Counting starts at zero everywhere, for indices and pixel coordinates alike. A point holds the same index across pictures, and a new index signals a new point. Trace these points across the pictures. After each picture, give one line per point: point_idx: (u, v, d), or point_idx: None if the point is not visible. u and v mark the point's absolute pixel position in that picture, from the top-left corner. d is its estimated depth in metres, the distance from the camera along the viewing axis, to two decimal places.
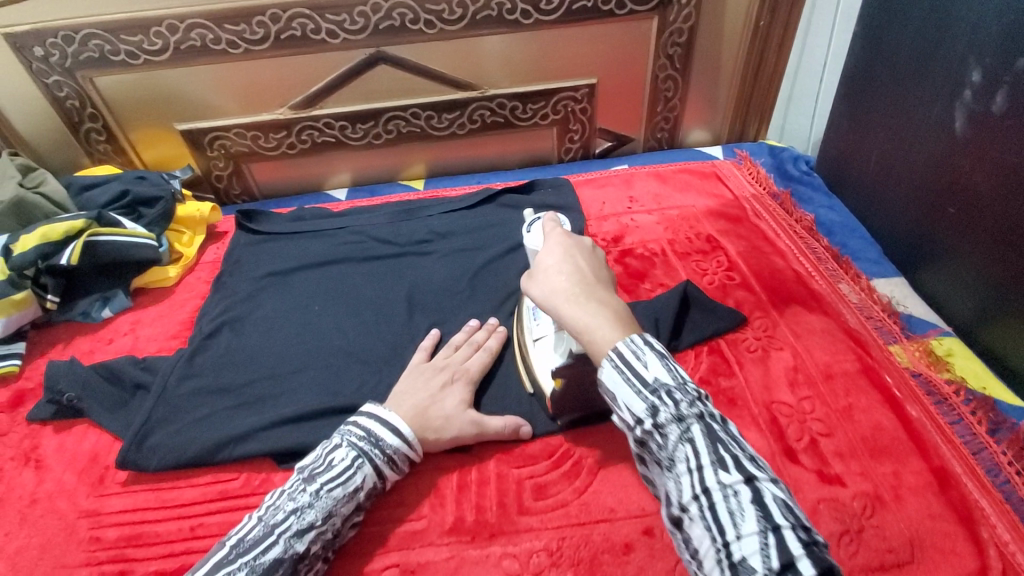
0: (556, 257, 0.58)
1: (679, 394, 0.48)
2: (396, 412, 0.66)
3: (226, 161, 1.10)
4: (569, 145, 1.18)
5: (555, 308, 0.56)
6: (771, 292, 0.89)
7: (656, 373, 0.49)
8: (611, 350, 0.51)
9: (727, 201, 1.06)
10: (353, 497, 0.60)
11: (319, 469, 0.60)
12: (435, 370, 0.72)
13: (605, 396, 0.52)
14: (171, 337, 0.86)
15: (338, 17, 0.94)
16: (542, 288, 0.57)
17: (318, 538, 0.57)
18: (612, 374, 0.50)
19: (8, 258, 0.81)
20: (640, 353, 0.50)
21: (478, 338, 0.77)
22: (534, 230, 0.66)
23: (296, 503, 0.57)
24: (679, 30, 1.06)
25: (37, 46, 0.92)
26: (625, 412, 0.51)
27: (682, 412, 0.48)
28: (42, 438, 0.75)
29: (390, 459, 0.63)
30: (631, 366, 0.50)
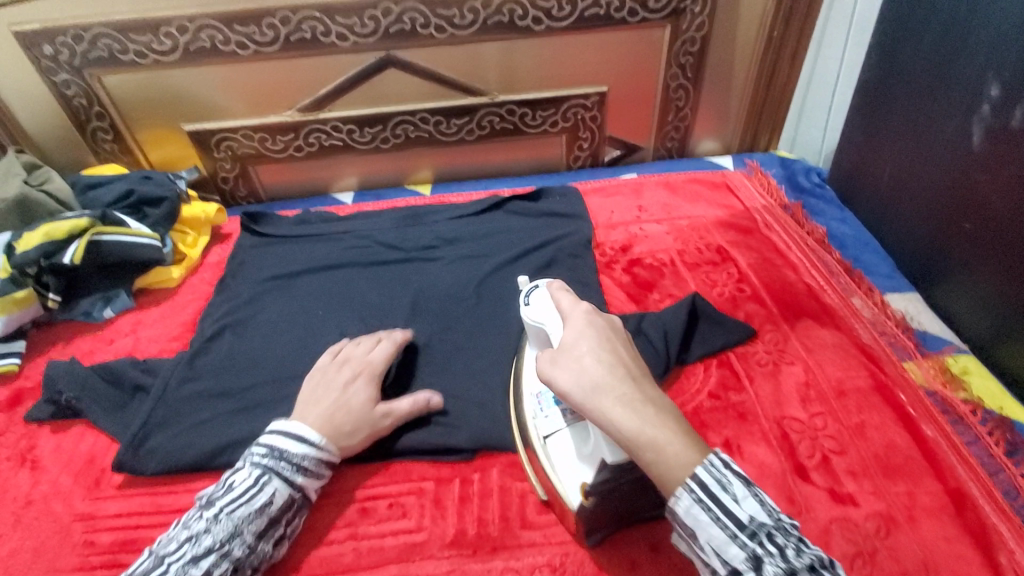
0: (590, 346, 0.54)
1: (778, 534, 0.46)
2: (303, 421, 0.64)
3: (233, 163, 1.09)
4: (577, 153, 1.17)
5: (596, 406, 0.51)
6: (783, 305, 0.88)
7: (749, 512, 0.46)
8: (689, 478, 0.47)
9: (737, 212, 1.05)
10: (261, 513, 0.57)
11: (219, 492, 0.58)
12: (337, 370, 0.69)
13: (688, 540, 0.49)
14: (172, 339, 0.85)
15: (349, 20, 0.94)
16: (578, 380, 0.52)
17: (221, 562, 0.54)
18: (698, 510, 0.47)
19: (11, 256, 0.80)
20: (725, 481, 0.47)
21: (377, 331, 0.75)
22: (534, 302, 0.63)
23: (192, 530, 0.55)
24: (691, 38, 1.05)
25: (46, 44, 0.92)
26: (717, 558, 0.47)
27: (790, 559, 0.44)
28: (39, 438, 0.74)
29: (300, 469, 0.61)
30: (719, 502, 0.47)
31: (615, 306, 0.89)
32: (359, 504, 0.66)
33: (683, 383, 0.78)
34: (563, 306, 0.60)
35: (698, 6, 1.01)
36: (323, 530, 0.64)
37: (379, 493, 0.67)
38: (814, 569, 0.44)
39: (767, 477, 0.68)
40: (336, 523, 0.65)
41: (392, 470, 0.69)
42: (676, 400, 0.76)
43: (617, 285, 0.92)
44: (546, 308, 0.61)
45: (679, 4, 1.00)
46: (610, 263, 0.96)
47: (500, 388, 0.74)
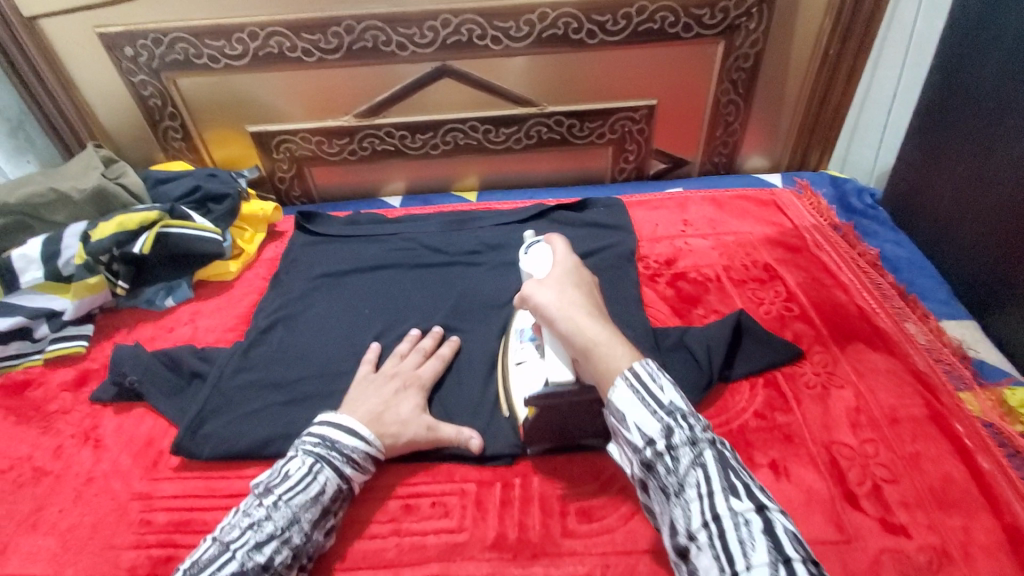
0: (571, 277, 0.63)
1: (690, 417, 0.54)
2: (351, 415, 0.67)
3: (290, 164, 1.14)
4: (623, 165, 1.18)
5: (571, 316, 0.59)
6: (833, 327, 0.86)
7: (671, 398, 0.54)
8: (628, 369, 0.55)
9: (786, 230, 1.03)
10: (316, 502, 0.60)
11: (276, 481, 0.60)
12: (386, 380, 0.72)
13: (613, 419, 0.55)
14: (228, 330, 0.89)
15: (409, 30, 0.97)
16: (559, 299, 0.60)
17: (282, 549, 0.57)
18: (629, 393, 0.54)
19: (86, 243, 0.85)
20: (655, 375, 0.55)
21: (426, 346, 0.79)
22: (532, 253, 0.68)
23: (252, 517, 0.58)
24: (745, 54, 1.04)
25: (127, 47, 0.98)
26: (636, 434, 0.54)
27: (695, 434, 0.53)
28: (102, 418, 0.77)
29: (349, 460, 0.63)
30: (648, 388, 0.54)
31: (658, 320, 0.89)
32: (402, 501, 0.67)
33: (728, 401, 0.77)
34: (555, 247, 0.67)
35: (753, 22, 1.01)
36: (366, 524, 0.66)
37: (421, 492, 0.68)
38: (712, 446, 0.53)
39: (814, 502, 0.67)
40: (379, 517, 0.66)
41: (434, 470, 0.70)
42: (720, 417, 0.75)
43: (660, 299, 0.92)
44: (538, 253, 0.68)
45: (734, 20, 1.00)
46: (653, 276, 0.95)
47: None
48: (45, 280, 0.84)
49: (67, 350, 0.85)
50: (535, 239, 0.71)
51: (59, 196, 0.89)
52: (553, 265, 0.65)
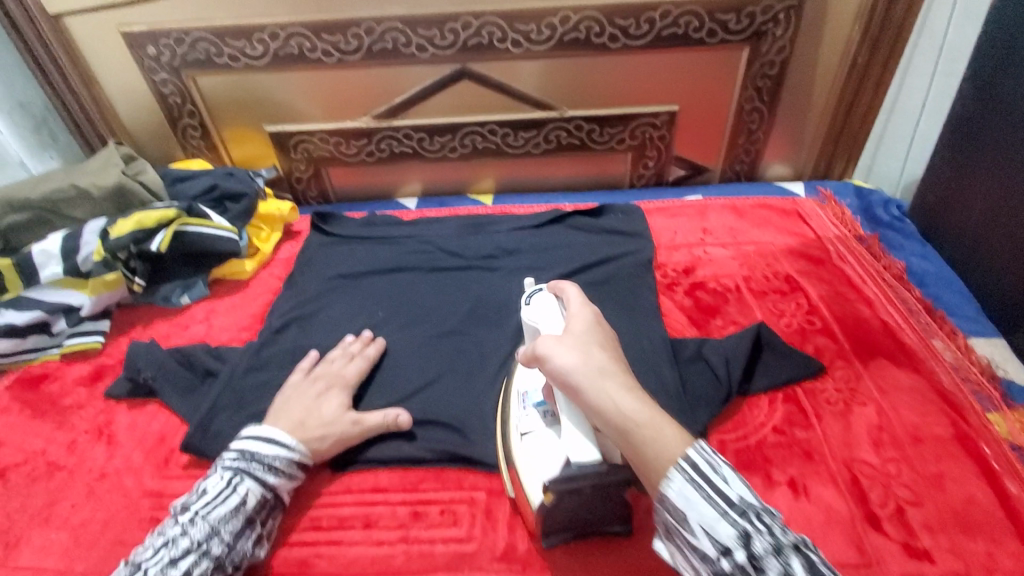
0: (593, 337, 0.57)
1: (766, 515, 0.47)
2: (275, 426, 0.67)
3: (308, 164, 1.14)
4: (642, 171, 1.16)
5: (600, 386, 0.53)
6: (856, 342, 0.83)
7: (740, 492, 0.48)
8: (682, 458, 0.49)
9: (808, 241, 1.01)
10: (237, 513, 0.59)
11: (193, 498, 0.60)
12: (309, 383, 0.73)
13: (673, 520, 0.49)
14: (242, 329, 0.89)
15: (430, 32, 0.97)
16: (583, 364, 0.54)
17: (199, 561, 0.55)
18: (688, 488, 0.48)
19: (104, 241, 0.85)
20: (715, 464, 0.49)
21: (352, 347, 0.79)
22: (535, 303, 0.62)
23: (167, 535, 0.57)
24: (771, 61, 1.02)
25: (150, 46, 0.99)
26: (706, 539, 0.47)
27: (777, 537, 0.45)
28: (116, 414, 0.78)
29: (271, 469, 0.63)
30: (710, 481, 0.48)
31: (675, 329, 0.87)
32: (411, 508, 0.67)
33: (747, 415, 0.75)
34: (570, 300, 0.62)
35: (780, 28, 0.98)
36: (375, 529, 0.65)
37: (430, 498, 0.67)
38: (800, 552, 0.45)
39: (834, 522, 0.65)
40: (387, 523, 0.66)
41: (445, 476, 0.69)
42: (738, 431, 0.73)
43: (678, 308, 0.90)
44: (553, 307, 0.62)
45: (761, 26, 0.98)
46: (671, 285, 0.94)
47: None
48: (64, 275, 0.85)
49: (84, 344, 0.85)
50: (535, 288, 0.66)
51: (79, 191, 0.90)
52: (573, 323, 0.58)
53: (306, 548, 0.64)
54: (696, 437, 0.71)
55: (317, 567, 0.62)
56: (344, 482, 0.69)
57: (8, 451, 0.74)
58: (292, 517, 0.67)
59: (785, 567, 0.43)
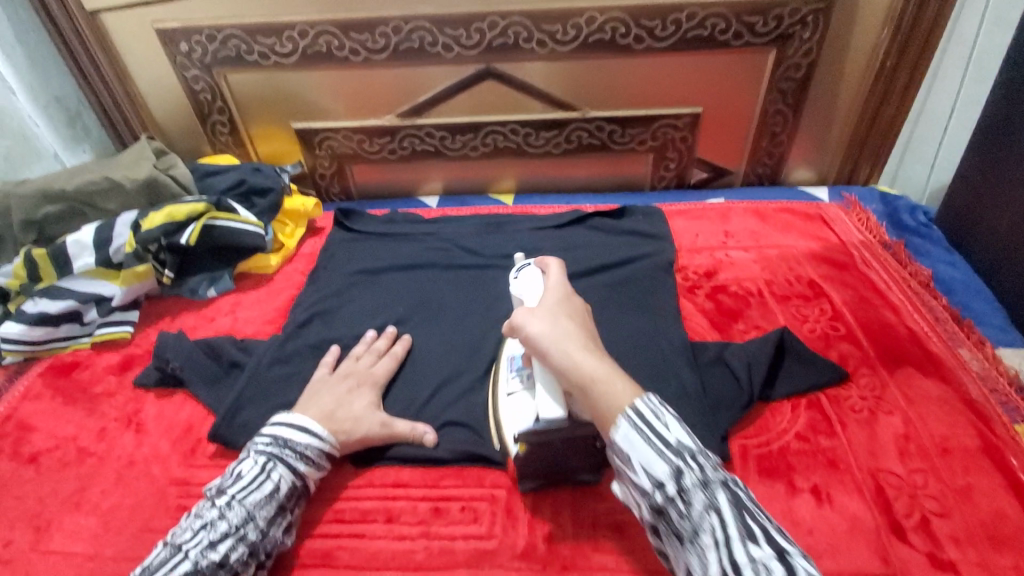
0: (564, 308, 0.61)
1: (700, 456, 0.52)
2: (306, 414, 0.68)
3: (331, 161, 1.15)
4: (663, 173, 1.16)
5: (564, 350, 0.57)
6: (881, 349, 0.83)
7: (677, 436, 0.52)
8: (629, 408, 0.53)
9: (832, 246, 1.00)
10: (271, 499, 0.61)
11: (228, 482, 0.61)
12: (339, 379, 0.74)
13: (619, 460, 0.54)
14: (267, 322, 0.90)
15: (456, 32, 0.97)
16: (550, 331, 0.58)
17: (237, 546, 0.57)
18: (632, 435, 0.52)
19: (136, 232, 0.88)
20: (659, 413, 0.53)
21: (380, 345, 0.80)
22: (522, 276, 0.68)
23: (205, 518, 0.58)
24: (796, 64, 1.01)
25: (182, 42, 1.01)
26: (644, 475, 0.52)
27: (706, 474, 0.51)
28: (144, 404, 0.79)
29: (302, 457, 0.64)
30: (652, 427, 0.52)
31: (696, 333, 0.87)
32: (432, 504, 0.67)
33: (769, 421, 0.75)
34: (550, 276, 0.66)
35: (808, 31, 0.97)
36: (397, 523, 0.66)
37: (451, 495, 0.68)
38: (726, 486, 0.50)
39: (858, 532, 0.64)
40: (409, 518, 0.66)
41: (465, 474, 0.70)
42: (760, 436, 0.73)
43: (699, 311, 0.90)
44: (533, 282, 0.67)
45: (788, 28, 0.97)
46: (692, 288, 0.93)
47: None
48: (97, 267, 0.87)
49: (113, 334, 0.87)
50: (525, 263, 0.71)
51: (113, 184, 0.92)
52: (545, 294, 0.63)
53: (330, 540, 0.65)
54: (718, 441, 0.71)
55: (341, 560, 0.63)
56: (366, 476, 0.70)
57: (41, 437, 0.76)
58: (316, 509, 0.68)
59: (709, 499, 0.49)
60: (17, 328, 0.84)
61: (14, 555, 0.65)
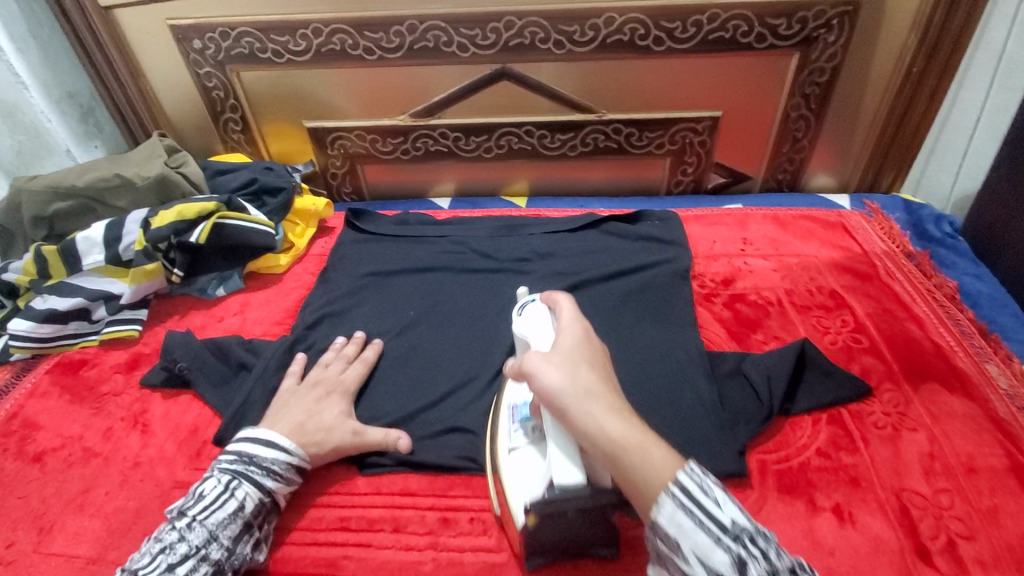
0: (584, 354, 0.53)
1: (760, 538, 0.45)
2: (272, 429, 0.66)
3: (343, 161, 1.14)
4: (680, 177, 1.14)
5: (587, 408, 0.50)
6: (905, 363, 0.80)
7: (732, 516, 0.45)
8: (672, 483, 0.46)
9: (853, 255, 0.97)
10: (236, 518, 0.59)
11: (190, 502, 0.60)
12: (309, 389, 0.72)
13: (664, 545, 0.46)
14: (276, 323, 0.89)
15: (472, 32, 0.96)
16: (570, 385, 0.50)
17: (199, 567, 0.56)
18: (680, 515, 0.45)
19: (146, 230, 0.87)
20: (706, 487, 0.46)
21: (349, 351, 0.78)
22: (526, 313, 0.61)
23: (164, 541, 0.57)
24: (821, 68, 0.99)
25: (196, 40, 1.01)
26: (698, 564, 0.44)
27: (771, 561, 0.43)
28: (151, 404, 0.78)
29: (269, 473, 0.63)
30: (702, 506, 0.45)
31: (712, 342, 0.84)
32: (440, 514, 0.66)
33: (789, 436, 0.72)
34: (563, 312, 0.58)
35: (833, 35, 0.95)
36: (404, 533, 0.64)
37: (460, 505, 0.66)
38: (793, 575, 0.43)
39: (882, 554, 0.62)
40: (416, 528, 0.65)
41: (474, 483, 0.68)
42: (780, 452, 0.71)
43: (716, 320, 0.87)
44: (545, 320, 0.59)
45: (813, 31, 0.95)
46: (709, 296, 0.91)
47: None
48: (106, 264, 0.87)
49: (122, 332, 0.87)
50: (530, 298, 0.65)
51: (123, 181, 0.91)
52: (561, 337, 0.54)
53: (336, 549, 0.63)
54: (736, 456, 0.68)
55: (346, 569, 0.62)
56: (374, 483, 0.69)
57: (46, 436, 0.75)
58: (322, 517, 0.66)
59: None
60: (25, 325, 0.84)
61: (16, 557, 0.64)
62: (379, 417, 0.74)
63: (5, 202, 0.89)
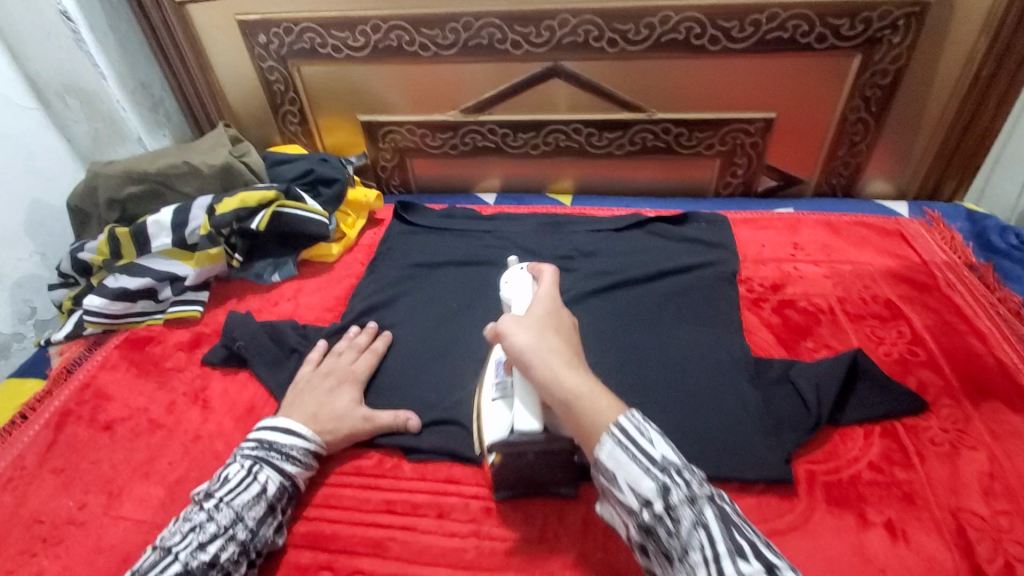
0: (552, 321, 0.61)
1: (685, 471, 0.50)
2: (289, 417, 0.70)
3: (393, 154, 1.17)
4: (729, 179, 1.12)
5: (549, 365, 0.56)
6: (965, 379, 0.77)
7: (662, 451, 0.50)
8: (614, 425, 0.52)
9: (912, 265, 0.94)
10: (260, 500, 0.62)
11: (216, 486, 0.62)
12: (322, 379, 0.75)
13: (605, 479, 0.52)
14: (327, 310, 0.92)
15: (526, 29, 0.97)
16: (536, 343, 0.58)
17: (227, 546, 0.58)
18: (616, 451, 0.51)
19: (211, 216, 0.91)
20: (643, 430, 0.51)
21: (361, 341, 0.81)
22: (512, 287, 0.70)
23: (194, 521, 0.59)
24: (884, 70, 0.95)
25: (261, 34, 1.05)
26: (630, 494, 0.50)
27: (692, 489, 0.49)
28: (211, 381, 0.83)
29: (289, 458, 0.66)
30: (636, 443, 0.51)
31: (759, 347, 0.83)
32: (484, 504, 0.67)
33: (839, 447, 0.71)
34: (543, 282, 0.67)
35: (898, 36, 0.92)
36: (448, 519, 0.66)
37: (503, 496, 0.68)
38: (712, 500, 0.49)
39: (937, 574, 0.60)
40: (460, 515, 0.66)
41: None
42: (829, 462, 0.69)
43: (764, 325, 0.86)
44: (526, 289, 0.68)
45: (877, 32, 0.92)
46: (757, 301, 0.90)
47: None
48: (173, 247, 0.92)
49: (185, 313, 0.91)
50: (522, 271, 0.72)
51: (191, 168, 0.96)
52: (534, 305, 0.63)
53: (382, 530, 0.66)
54: (783, 463, 0.67)
55: (392, 551, 0.64)
56: (419, 470, 0.71)
57: (116, 406, 0.80)
58: (370, 498, 0.69)
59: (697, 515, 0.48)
60: (98, 301, 0.89)
61: (88, 518, 0.68)
62: (424, 407, 0.76)
63: (82, 186, 0.95)
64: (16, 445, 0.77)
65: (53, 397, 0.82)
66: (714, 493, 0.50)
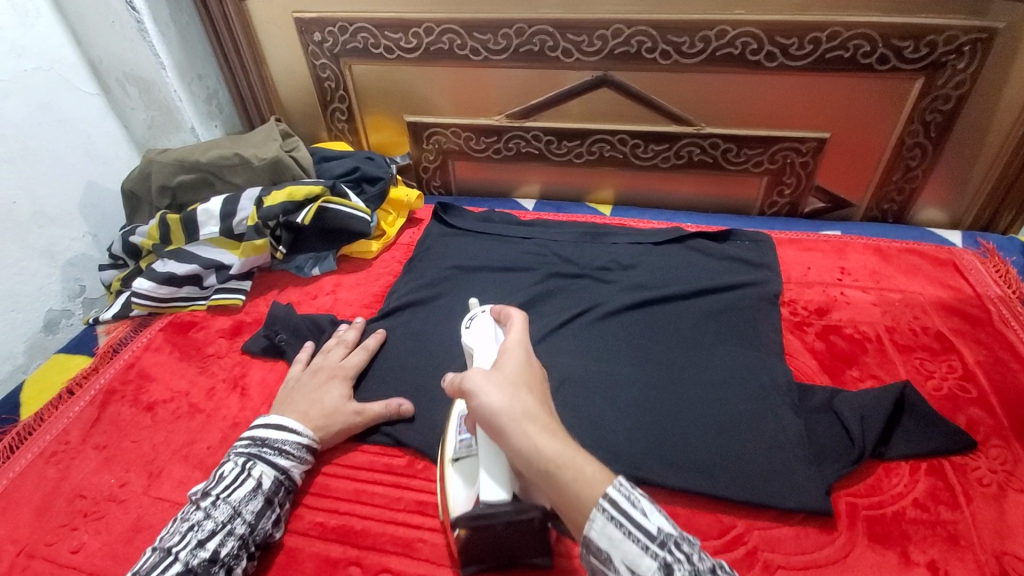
0: (525, 376, 0.55)
1: (683, 542, 0.45)
2: (282, 415, 0.71)
3: (436, 155, 1.18)
4: (775, 199, 1.10)
5: (524, 430, 0.51)
6: (1018, 420, 0.73)
7: (658, 523, 0.46)
8: (603, 496, 0.47)
9: (964, 296, 0.90)
10: (257, 494, 0.63)
11: (210, 485, 0.62)
12: (312, 377, 0.76)
13: (599, 561, 0.47)
14: (364, 306, 0.93)
15: (579, 38, 0.96)
16: (512, 408, 0.52)
17: (227, 541, 0.58)
18: (609, 528, 0.46)
19: (259, 208, 0.93)
20: (634, 498, 0.47)
21: (349, 338, 0.83)
22: (475, 326, 0.65)
23: (191, 520, 0.59)
24: (946, 96, 0.92)
25: (316, 32, 1.07)
26: (629, 575, 0.45)
27: (693, 562, 0.45)
28: (250, 369, 0.84)
29: (282, 452, 0.67)
30: (629, 516, 0.46)
31: (801, 372, 0.81)
32: None
33: (883, 482, 0.68)
34: (511, 330, 0.60)
35: (963, 62, 0.89)
36: None
37: None
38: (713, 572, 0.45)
39: None
40: None
41: None
42: (871, 497, 0.67)
43: (807, 351, 0.84)
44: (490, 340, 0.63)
45: (941, 56, 0.89)
46: (801, 325, 0.87)
47: (660, 433, 0.71)
48: (219, 237, 0.94)
49: (227, 300, 0.93)
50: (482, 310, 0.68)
51: (241, 160, 0.98)
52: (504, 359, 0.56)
53: (412, 531, 0.66)
54: (823, 494, 0.65)
55: (420, 552, 0.64)
56: None
57: (158, 388, 0.82)
58: (401, 497, 0.69)
59: None
60: (147, 285, 0.92)
61: (127, 496, 0.69)
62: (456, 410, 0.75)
63: (137, 171, 0.98)
64: (62, 419, 0.79)
65: (99, 375, 0.85)
66: (714, 564, 0.45)
